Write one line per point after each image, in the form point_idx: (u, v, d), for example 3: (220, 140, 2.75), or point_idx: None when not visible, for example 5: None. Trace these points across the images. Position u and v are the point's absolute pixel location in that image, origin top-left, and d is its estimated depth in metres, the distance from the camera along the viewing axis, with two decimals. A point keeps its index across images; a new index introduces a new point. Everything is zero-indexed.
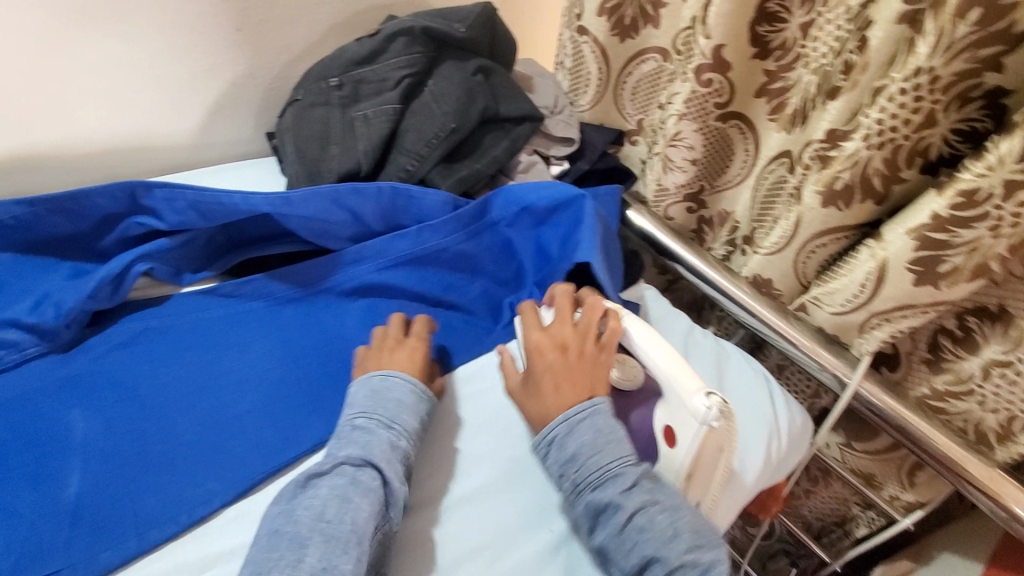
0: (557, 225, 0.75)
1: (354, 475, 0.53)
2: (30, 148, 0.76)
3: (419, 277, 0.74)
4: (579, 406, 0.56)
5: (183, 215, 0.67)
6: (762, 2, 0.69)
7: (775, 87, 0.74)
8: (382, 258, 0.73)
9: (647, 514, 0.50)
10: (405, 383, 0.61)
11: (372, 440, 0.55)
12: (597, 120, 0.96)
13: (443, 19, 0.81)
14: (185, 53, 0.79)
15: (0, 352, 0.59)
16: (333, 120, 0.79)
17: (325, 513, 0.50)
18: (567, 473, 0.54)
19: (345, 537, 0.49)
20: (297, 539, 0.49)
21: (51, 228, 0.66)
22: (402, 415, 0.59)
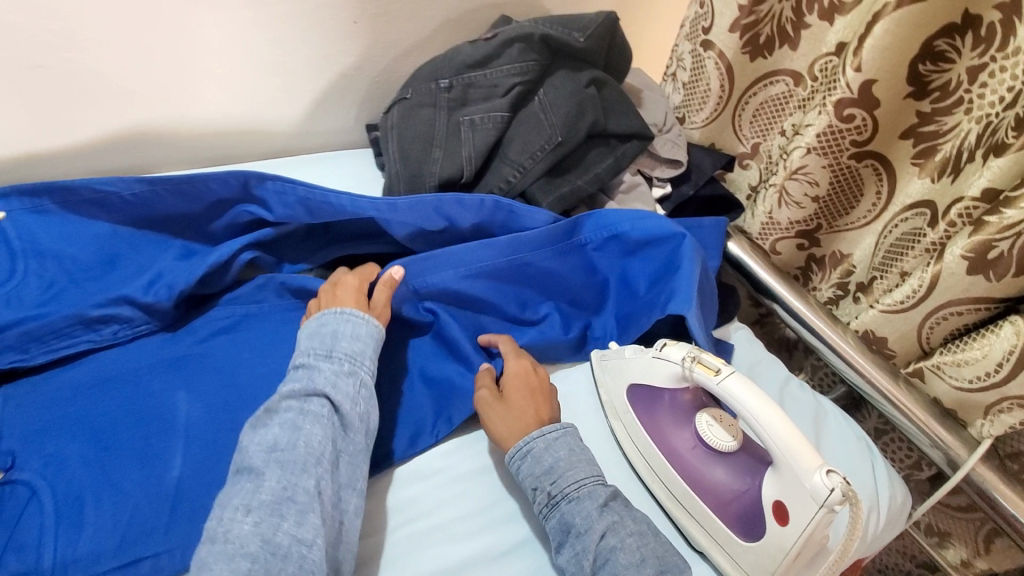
0: (648, 260, 0.71)
1: (302, 405, 0.53)
2: (147, 124, 0.78)
3: (496, 289, 0.70)
4: (551, 425, 0.59)
5: (291, 210, 0.68)
6: (929, 39, 0.62)
7: (927, 131, 0.67)
8: (465, 267, 0.68)
9: (616, 535, 0.52)
10: (344, 317, 0.59)
11: (313, 372, 0.55)
12: (707, 140, 0.91)
13: (561, 27, 0.77)
14: (304, 42, 0.80)
15: (116, 326, 0.61)
16: (438, 122, 0.78)
17: (278, 443, 0.50)
18: (540, 484, 0.55)
19: (302, 458, 0.50)
20: (254, 470, 0.49)
21: (166, 208, 0.68)
22: (341, 343, 0.57)
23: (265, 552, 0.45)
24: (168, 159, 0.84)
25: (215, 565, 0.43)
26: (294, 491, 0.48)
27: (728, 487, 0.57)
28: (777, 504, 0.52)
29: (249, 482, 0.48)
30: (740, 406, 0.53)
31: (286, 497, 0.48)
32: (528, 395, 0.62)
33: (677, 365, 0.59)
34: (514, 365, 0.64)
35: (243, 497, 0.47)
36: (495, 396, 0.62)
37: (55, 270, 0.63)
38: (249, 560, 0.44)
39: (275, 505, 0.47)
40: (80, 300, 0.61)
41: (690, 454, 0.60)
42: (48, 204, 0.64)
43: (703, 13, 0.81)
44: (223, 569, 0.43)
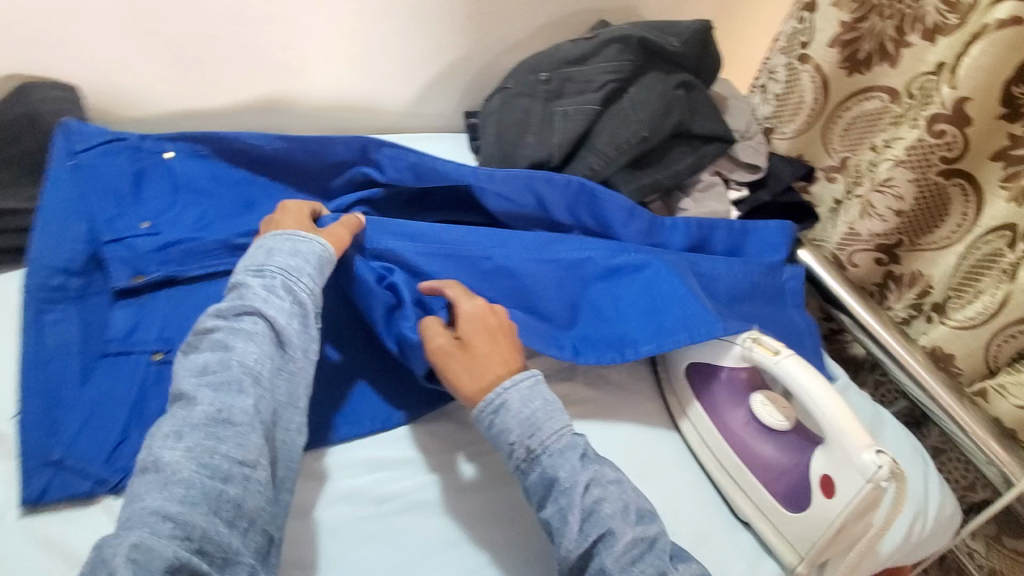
0: (627, 288, 0.68)
1: (231, 326, 0.51)
2: (281, 95, 0.89)
3: (455, 274, 0.67)
4: (520, 372, 0.57)
5: (401, 173, 0.77)
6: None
7: (1017, 154, 0.68)
8: (432, 244, 0.67)
9: (600, 486, 0.52)
10: (280, 241, 0.58)
11: (244, 290, 0.53)
12: (795, 152, 0.93)
13: (658, 31, 0.84)
14: (425, 32, 0.90)
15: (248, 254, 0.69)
16: (534, 111, 0.85)
17: (208, 365, 0.49)
18: (517, 439, 0.54)
19: (234, 378, 0.48)
20: (185, 396, 0.48)
21: (296, 164, 0.79)
22: (274, 259, 0.56)
23: (201, 476, 0.44)
24: (295, 127, 0.94)
25: (148, 494, 0.42)
26: (231, 413, 0.47)
27: (779, 462, 0.61)
28: (824, 478, 0.56)
29: (180, 408, 0.47)
30: (798, 385, 0.58)
31: (223, 420, 0.46)
32: (490, 338, 0.58)
33: (737, 345, 0.64)
34: (468, 307, 0.60)
35: (175, 423, 0.46)
36: (458, 345, 0.58)
37: (207, 205, 0.74)
38: (184, 486, 0.43)
39: (212, 427, 0.46)
40: (228, 229, 0.72)
41: (742, 430, 0.63)
42: (206, 151, 0.76)
43: (803, 28, 0.87)
44: (157, 496, 0.42)
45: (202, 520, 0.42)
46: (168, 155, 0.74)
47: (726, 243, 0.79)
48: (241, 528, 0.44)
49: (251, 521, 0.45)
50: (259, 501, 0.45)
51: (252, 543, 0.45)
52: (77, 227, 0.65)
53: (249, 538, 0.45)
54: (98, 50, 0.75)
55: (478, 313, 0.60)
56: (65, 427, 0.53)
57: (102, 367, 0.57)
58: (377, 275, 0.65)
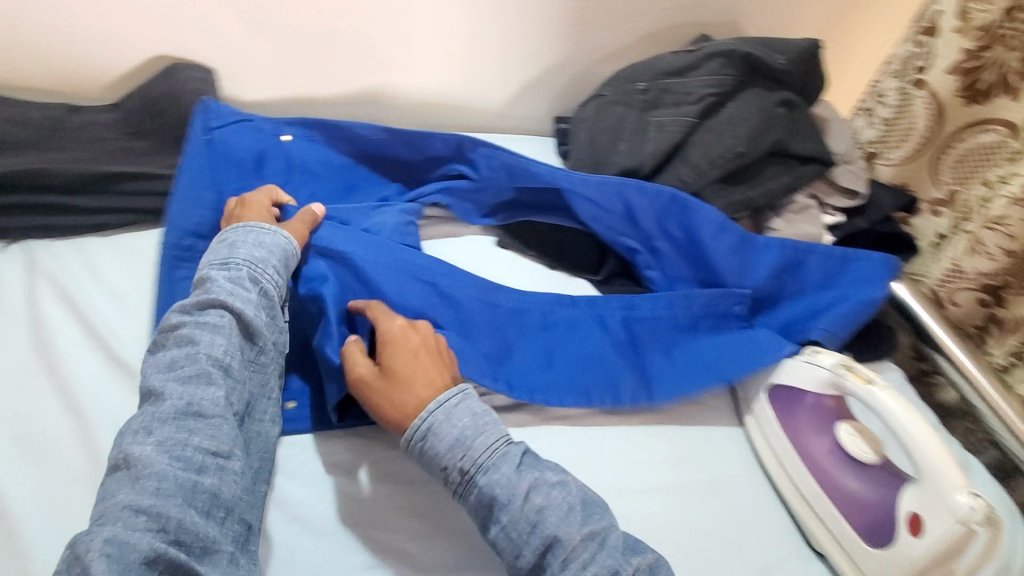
0: (575, 332, 0.70)
1: (198, 321, 0.53)
2: (386, 89, 0.94)
3: (401, 294, 0.67)
4: (445, 392, 0.56)
5: (495, 172, 0.80)
6: None
7: None
8: (376, 262, 0.67)
9: (539, 492, 0.52)
10: (242, 238, 0.61)
11: (211, 284, 0.55)
12: (897, 180, 0.89)
13: (765, 48, 0.83)
14: (526, 37, 0.93)
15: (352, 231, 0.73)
16: (628, 119, 0.86)
17: (176, 360, 0.51)
18: (450, 462, 0.53)
19: (201, 370, 0.50)
20: (154, 392, 0.49)
21: (396, 154, 0.84)
22: (238, 253, 0.59)
23: (174, 469, 0.45)
24: (394, 120, 0.99)
25: (119, 489, 0.44)
26: (202, 405, 0.49)
27: (863, 496, 0.59)
28: (912, 516, 0.55)
29: (150, 404, 0.48)
30: (891, 417, 0.56)
31: (193, 412, 0.48)
32: (412, 362, 0.58)
33: (826, 370, 0.63)
34: (394, 330, 0.60)
35: (147, 419, 0.48)
36: (380, 371, 0.57)
37: (317, 186, 0.80)
38: (157, 479, 0.44)
39: (182, 420, 0.48)
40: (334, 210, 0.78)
41: (826, 458, 0.62)
42: (318, 136, 0.82)
43: (920, 53, 0.83)
44: (127, 490, 0.43)
45: (176, 510, 0.44)
46: (285, 137, 0.80)
47: (820, 272, 0.77)
48: (217, 517, 0.46)
49: (227, 511, 0.47)
50: (234, 490, 0.48)
51: (228, 532, 0.47)
52: (207, 196, 0.72)
53: (226, 526, 0.47)
54: (235, 38, 0.83)
55: (396, 337, 0.59)
56: None
57: None
58: (313, 280, 0.65)
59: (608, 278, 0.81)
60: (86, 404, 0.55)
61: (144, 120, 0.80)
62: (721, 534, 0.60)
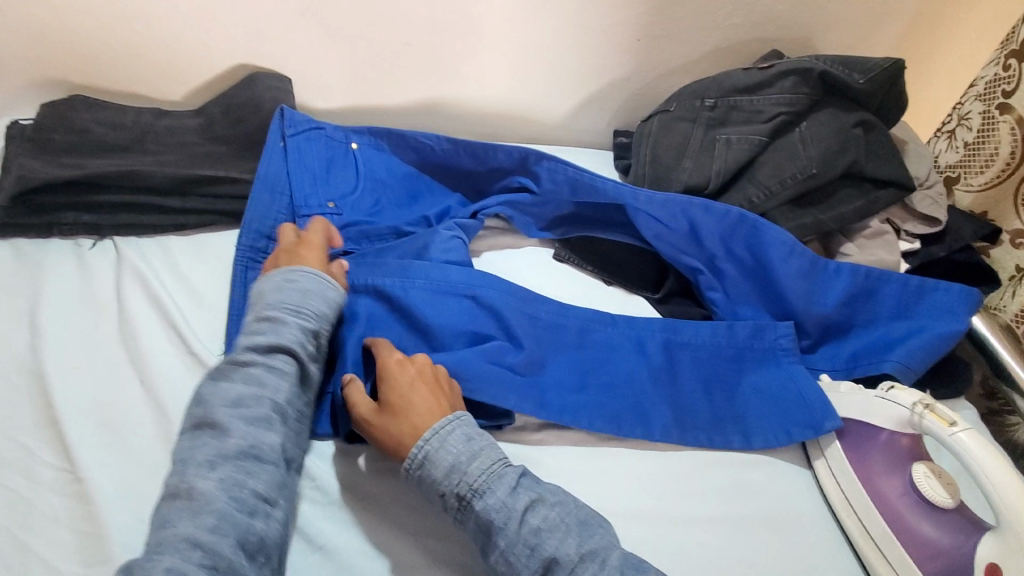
0: (610, 351, 0.70)
1: (266, 363, 0.54)
2: (451, 100, 0.96)
3: (435, 307, 0.67)
4: (440, 423, 0.55)
5: (557, 186, 0.80)
6: None
7: None
8: (407, 278, 0.68)
9: (536, 514, 0.51)
10: (305, 275, 0.61)
11: (281, 325, 0.56)
12: (976, 208, 0.84)
13: (842, 66, 0.80)
14: (590, 52, 0.93)
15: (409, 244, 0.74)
16: (694, 136, 0.85)
17: (242, 399, 0.51)
18: (446, 488, 0.52)
19: (267, 416, 0.51)
20: (218, 427, 0.49)
21: (458, 165, 0.85)
22: (310, 303, 0.59)
23: (231, 507, 0.46)
24: (456, 130, 1.01)
25: (179, 521, 0.44)
26: (263, 450, 0.50)
27: (936, 541, 0.57)
28: (992, 565, 0.52)
29: (212, 438, 0.49)
30: (973, 462, 0.53)
31: (253, 455, 0.49)
32: (406, 397, 0.56)
33: (906, 410, 0.59)
34: (389, 364, 0.59)
35: (207, 454, 0.48)
36: (376, 408, 0.57)
37: (382, 193, 0.83)
38: (215, 517, 0.45)
39: (243, 461, 0.49)
40: (397, 218, 0.80)
41: (898, 500, 0.60)
42: (385, 145, 0.84)
43: (1007, 76, 0.79)
44: (187, 525, 0.44)
45: (230, 551, 0.44)
46: (353, 146, 0.83)
47: (894, 302, 0.73)
48: (258, 560, 0.47)
49: (267, 556, 0.47)
50: (276, 537, 0.49)
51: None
52: (280, 201, 0.75)
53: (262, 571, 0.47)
54: (311, 49, 0.87)
55: (393, 372, 0.59)
56: None
57: None
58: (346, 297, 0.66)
59: (666, 297, 0.80)
60: (164, 396, 0.58)
61: (223, 126, 0.84)
62: (772, 568, 0.57)
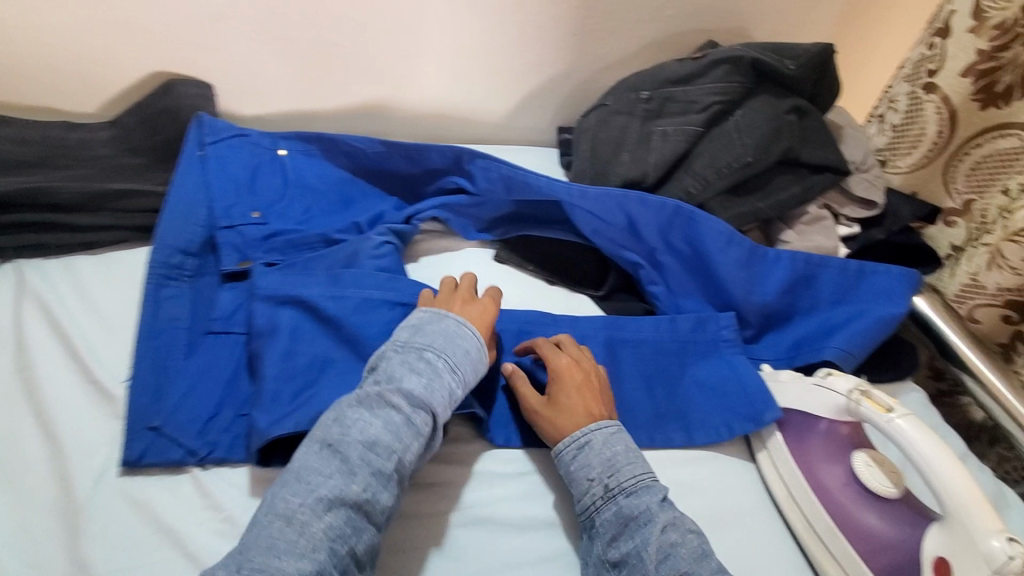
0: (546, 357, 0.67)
1: (409, 415, 0.52)
2: (388, 101, 0.93)
3: (369, 323, 0.62)
4: (603, 420, 0.59)
5: (492, 185, 0.78)
6: None
7: None
8: (334, 291, 0.63)
9: (676, 530, 0.52)
10: (472, 338, 0.59)
11: (435, 381, 0.54)
12: (908, 188, 0.85)
13: (774, 53, 0.79)
14: (529, 47, 0.91)
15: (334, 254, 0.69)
16: (631, 129, 0.84)
17: (377, 443, 0.50)
18: (597, 477, 0.56)
19: (389, 472, 0.49)
20: (348, 463, 0.48)
21: (393, 167, 0.82)
22: (466, 367, 0.57)
23: (330, 560, 0.44)
24: (397, 132, 0.98)
25: (285, 554, 0.43)
26: (373, 508, 0.47)
27: (883, 534, 0.55)
28: (940, 560, 0.50)
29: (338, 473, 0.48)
30: (911, 447, 0.52)
31: (364, 510, 0.47)
32: (574, 394, 0.60)
33: (842, 396, 0.59)
34: (558, 361, 0.62)
35: (330, 491, 0.47)
36: (545, 399, 0.61)
37: (312, 201, 0.79)
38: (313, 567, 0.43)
39: (353, 514, 0.46)
40: (327, 225, 0.76)
41: (841, 491, 0.58)
42: (315, 150, 0.81)
43: (932, 55, 0.79)
44: (291, 563, 0.43)
45: None
46: (281, 152, 0.80)
47: (834, 287, 0.73)
48: None
49: None
50: None
51: None
52: (199, 213, 0.71)
53: None
54: (234, 53, 0.83)
55: (561, 371, 0.61)
56: (171, 392, 0.57)
57: (205, 344, 0.61)
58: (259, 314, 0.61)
59: (609, 294, 0.78)
60: (64, 432, 0.54)
61: (140, 137, 0.80)
62: None
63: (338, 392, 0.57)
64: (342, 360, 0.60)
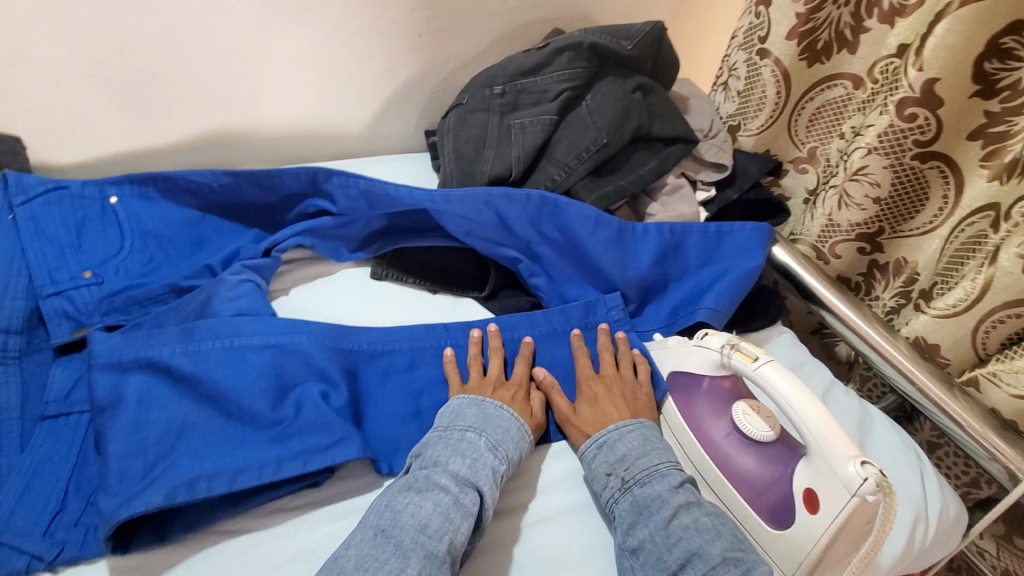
0: (439, 371, 0.65)
1: (457, 494, 0.52)
2: (232, 127, 0.86)
3: (236, 372, 0.57)
4: (626, 420, 0.62)
5: (353, 202, 0.74)
6: (996, 35, 0.61)
7: (995, 131, 0.65)
8: (188, 344, 0.58)
9: (689, 514, 0.54)
10: (513, 418, 0.60)
11: (478, 461, 0.55)
12: (761, 147, 0.92)
13: (611, 36, 0.82)
14: (376, 55, 0.88)
15: (189, 302, 0.64)
16: (490, 126, 0.83)
17: (429, 526, 0.49)
18: (613, 471, 0.58)
19: (444, 558, 0.48)
20: (401, 546, 0.48)
21: (245, 198, 0.76)
22: (508, 444, 0.58)
23: None
24: (248, 158, 0.91)
25: None
26: None
27: (760, 476, 0.58)
28: (807, 492, 0.54)
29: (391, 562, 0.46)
30: (775, 390, 0.56)
31: None
32: (596, 405, 0.64)
33: (717, 352, 0.63)
34: (585, 375, 0.66)
35: None
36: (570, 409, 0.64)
37: (156, 249, 0.72)
38: None
39: None
40: (174, 273, 0.70)
41: (724, 441, 0.61)
42: (153, 192, 0.73)
43: (759, 23, 0.85)
44: None
45: None
46: (112, 200, 0.72)
47: (699, 250, 0.76)
48: None
49: None
50: None
51: None
52: (18, 284, 0.63)
53: None
54: (37, 100, 0.73)
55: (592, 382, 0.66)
56: (5, 492, 0.50)
57: (42, 430, 0.55)
58: (101, 388, 0.54)
59: (493, 293, 0.78)
60: None
61: None
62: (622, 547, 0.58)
63: (198, 455, 0.53)
64: (204, 421, 0.55)
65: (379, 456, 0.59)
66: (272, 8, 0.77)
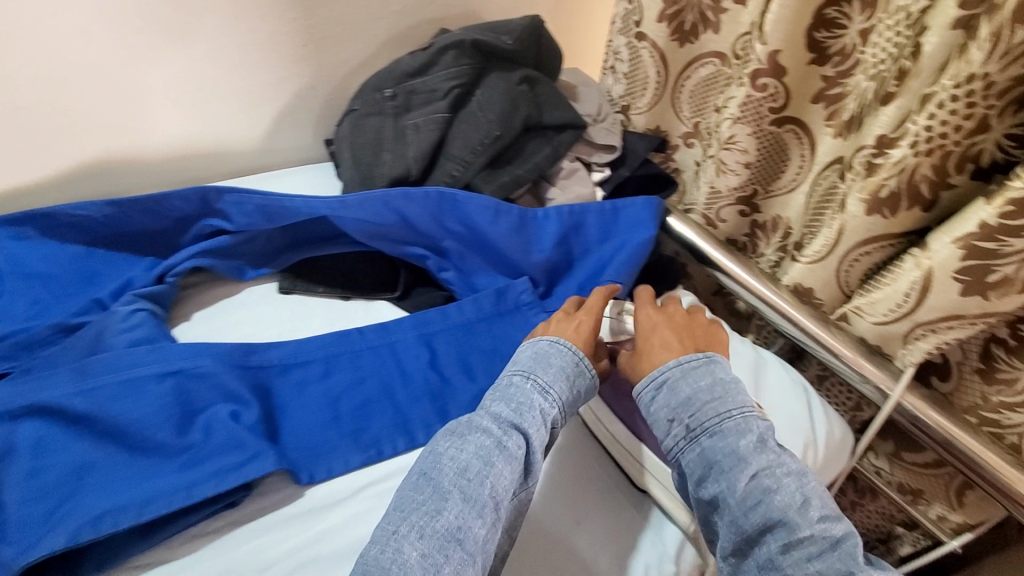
0: (352, 374, 0.66)
1: (502, 436, 0.54)
2: (114, 154, 0.83)
3: (137, 405, 0.56)
4: (690, 358, 0.62)
5: (250, 218, 0.73)
6: (820, 8, 0.69)
7: (833, 93, 0.73)
8: (84, 383, 0.55)
9: (770, 476, 0.53)
10: (568, 354, 0.62)
11: (525, 404, 0.57)
12: (652, 124, 0.98)
13: (491, 32, 0.85)
14: (263, 69, 0.86)
15: (79, 340, 0.61)
16: (385, 128, 0.84)
17: (470, 467, 0.51)
18: (680, 416, 0.59)
19: (484, 502, 0.50)
20: (440, 488, 0.50)
21: (133, 226, 0.73)
22: (558, 384, 0.59)
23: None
24: (137, 185, 0.87)
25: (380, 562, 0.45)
26: (467, 536, 0.48)
27: None
28: None
29: (430, 508, 0.49)
30: None
31: (457, 538, 0.47)
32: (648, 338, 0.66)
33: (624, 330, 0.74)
34: (648, 311, 0.69)
35: (421, 518, 0.48)
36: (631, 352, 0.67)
37: (39, 290, 0.68)
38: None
39: (445, 540, 0.47)
40: (61, 312, 0.67)
41: None
42: (29, 232, 0.69)
43: (632, 9, 0.90)
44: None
45: None
46: None
47: (598, 226, 0.80)
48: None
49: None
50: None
51: None
52: None
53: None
54: None
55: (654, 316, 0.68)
56: None
57: None
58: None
59: (406, 292, 0.78)
60: None
61: None
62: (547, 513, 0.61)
63: (105, 493, 0.51)
64: (108, 459, 0.54)
65: (297, 467, 0.59)
66: (148, 31, 0.75)
